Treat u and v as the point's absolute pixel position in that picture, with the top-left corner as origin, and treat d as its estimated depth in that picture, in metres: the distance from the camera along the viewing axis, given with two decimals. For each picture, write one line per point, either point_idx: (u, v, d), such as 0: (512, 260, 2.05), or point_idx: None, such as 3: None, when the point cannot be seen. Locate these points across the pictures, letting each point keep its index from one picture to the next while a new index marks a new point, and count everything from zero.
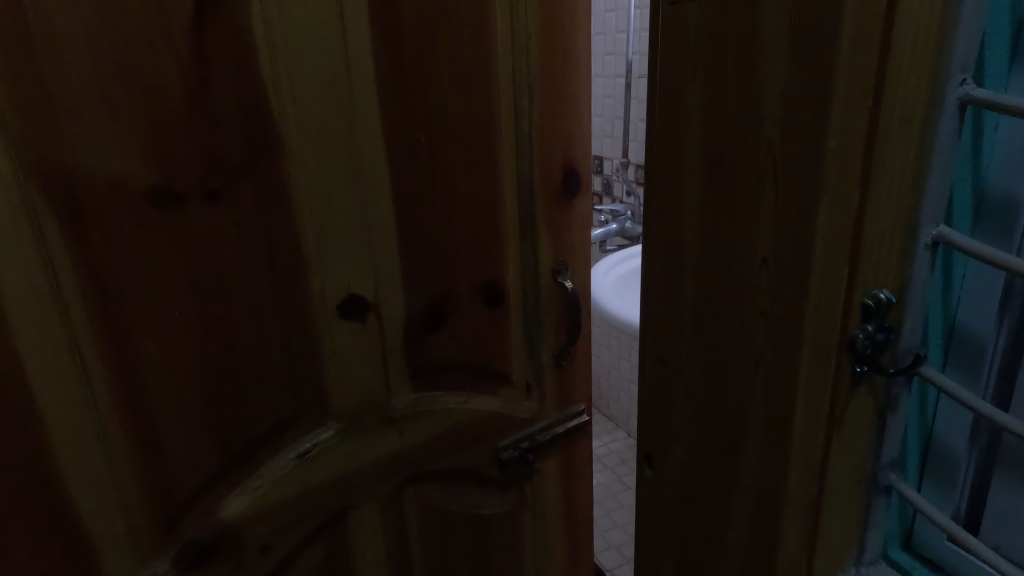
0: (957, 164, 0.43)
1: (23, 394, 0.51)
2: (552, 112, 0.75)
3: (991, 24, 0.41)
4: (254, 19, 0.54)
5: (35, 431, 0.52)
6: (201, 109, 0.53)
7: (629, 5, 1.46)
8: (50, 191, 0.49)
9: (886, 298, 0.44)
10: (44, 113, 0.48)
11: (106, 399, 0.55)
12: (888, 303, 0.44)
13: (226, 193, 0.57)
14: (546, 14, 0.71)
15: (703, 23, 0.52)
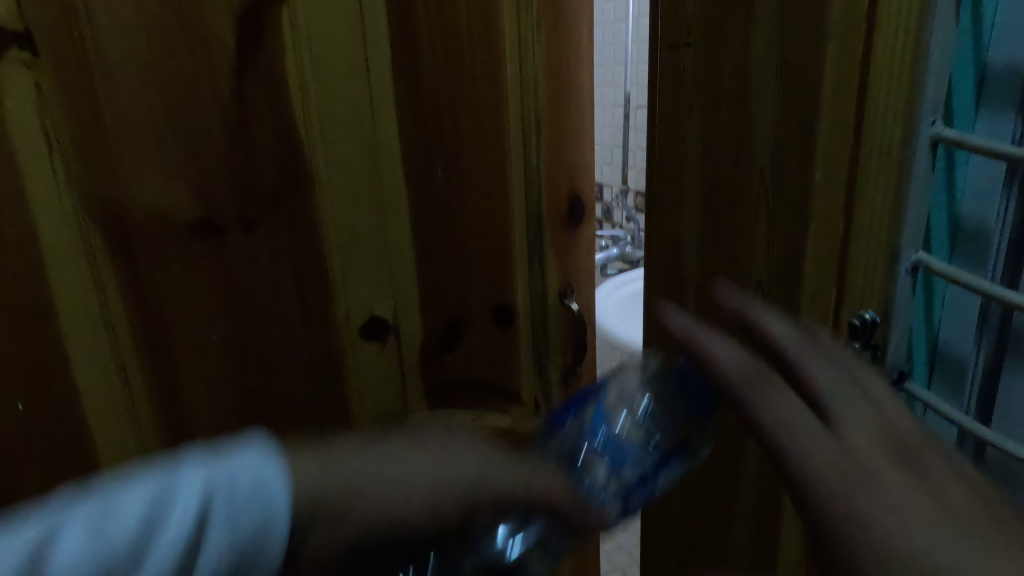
0: (932, 195, 0.47)
1: (74, 400, 0.57)
2: (559, 145, 0.80)
3: (959, 71, 0.45)
4: (289, 64, 0.60)
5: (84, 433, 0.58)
6: (240, 147, 0.58)
7: (627, 40, 1.53)
8: (103, 225, 0.54)
9: (870, 318, 0.50)
10: (99, 152, 0.53)
11: (146, 409, 0.60)
12: (872, 323, 0.50)
13: (261, 223, 0.61)
14: (553, 55, 0.76)
15: (699, 67, 0.58)
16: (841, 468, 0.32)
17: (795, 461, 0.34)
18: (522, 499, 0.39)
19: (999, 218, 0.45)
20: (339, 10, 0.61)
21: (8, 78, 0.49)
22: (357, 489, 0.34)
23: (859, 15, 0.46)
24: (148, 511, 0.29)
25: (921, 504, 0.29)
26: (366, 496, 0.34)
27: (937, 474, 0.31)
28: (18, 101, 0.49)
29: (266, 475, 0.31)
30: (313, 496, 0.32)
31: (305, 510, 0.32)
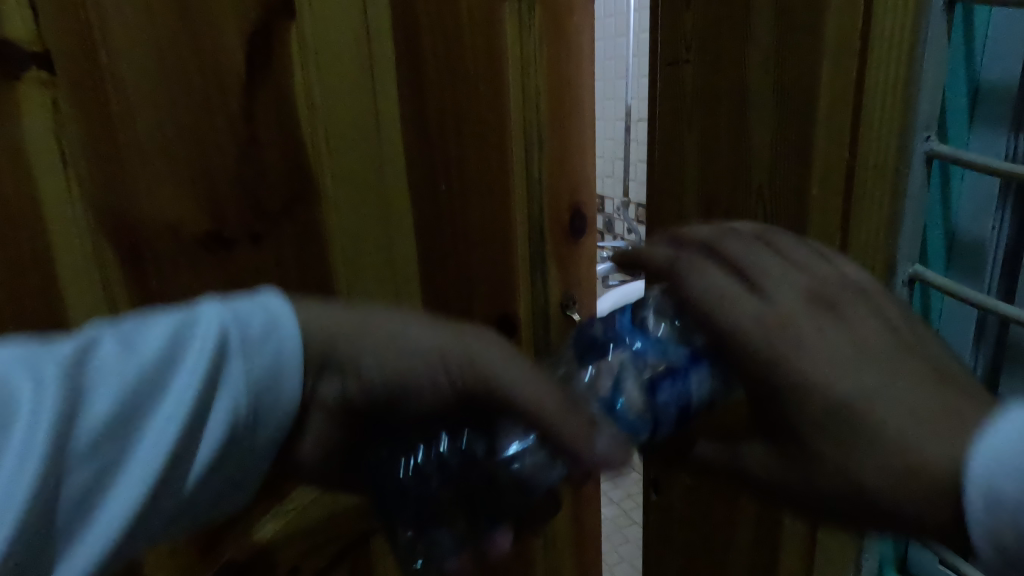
0: (928, 210, 0.50)
1: None
2: (560, 159, 0.82)
3: (952, 89, 0.47)
4: (297, 83, 0.61)
5: None
6: (249, 161, 0.60)
7: (628, 53, 1.55)
8: (114, 237, 0.55)
9: None
10: (111, 167, 0.54)
11: None
12: None
13: (269, 236, 0.63)
14: (555, 71, 0.78)
15: (697, 83, 0.59)
16: (768, 326, 0.39)
17: (722, 320, 0.41)
18: (518, 394, 0.44)
19: (993, 231, 0.48)
20: (346, 30, 0.63)
21: (25, 97, 0.50)
22: (355, 344, 0.46)
23: (852, 36, 0.47)
24: (174, 333, 0.41)
25: (849, 363, 0.36)
26: (364, 350, 0.46)
27: (847, 317, 0.38)
28: (34, 120, 0.50)
29: (277, 315, 0.44)
30: (321, 331, 0.46)
31: (314, 350, 0.45)
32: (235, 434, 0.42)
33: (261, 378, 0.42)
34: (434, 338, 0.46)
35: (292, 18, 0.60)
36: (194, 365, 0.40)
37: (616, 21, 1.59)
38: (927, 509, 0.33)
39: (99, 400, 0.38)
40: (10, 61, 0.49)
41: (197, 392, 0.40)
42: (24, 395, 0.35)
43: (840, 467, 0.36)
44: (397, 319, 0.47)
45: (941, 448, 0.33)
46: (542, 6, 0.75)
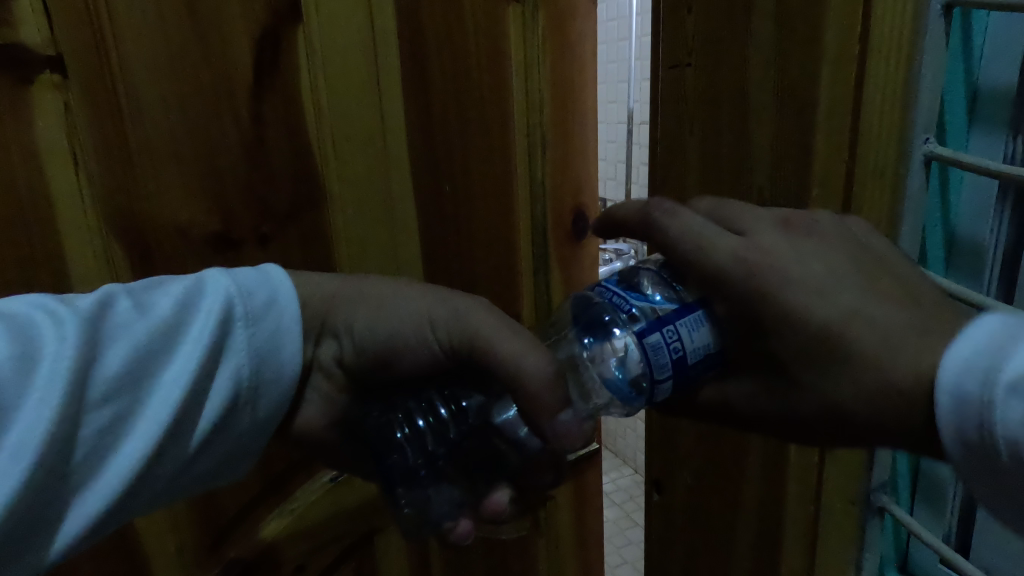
0: (927, 211, 0.51)
1: None
2: (563, 162, 0.82)
3: (951, 94, 0.49)
4: (304, 86, 0.62)
5: None
6: (257, 164, 0.61)
7: (630, 57, 1.56)
8: (125, 238, 0.56)
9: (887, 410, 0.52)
10: (122, 170, 0.55)
11: None
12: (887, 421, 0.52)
13: (276, 238, 0.64)
14: (558, 74, 0.79)
15: (699, 86, 0.60)
16: (750, 261, 0.41)
17: (704, 261, 0.42)
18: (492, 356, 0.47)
19: (993, 234, 0.49)
20: (353, 34, 0.64)
21: (39, 100, 0.51)
22: (353, 310, 0.50)
23: (852, 40, 0.48)
24: (182, 298, 0.42)
25: (832, 284, 0.39)
26: (353, 309, 0.50)
27: (810, 243, 0.41)
28: (47, 123, 0.52)
29: (279, 290, 0.45)
30: (319, 304, 0.50)
31: (314, 321, 0.50)
32: (237, 398, 0.43)
33: (265, 348, 0.44)
34: (428, 299, 0.50)
35: (299, 23, 0.61)
36: (203, 327, 0.42)
37: (619, 25, 1.60)
38: (898, 413, 0.38)
39: (110, 350, 0.39)
40: (24, 65, 0.50)
41: (204, 353, 0.41)
42: (46, 343, 0.37)
43: (826, 381, 0.40)
44: (382, 283, 0.51)
45: (909, 357, 0.37)
46: (545, 10, 0.75)
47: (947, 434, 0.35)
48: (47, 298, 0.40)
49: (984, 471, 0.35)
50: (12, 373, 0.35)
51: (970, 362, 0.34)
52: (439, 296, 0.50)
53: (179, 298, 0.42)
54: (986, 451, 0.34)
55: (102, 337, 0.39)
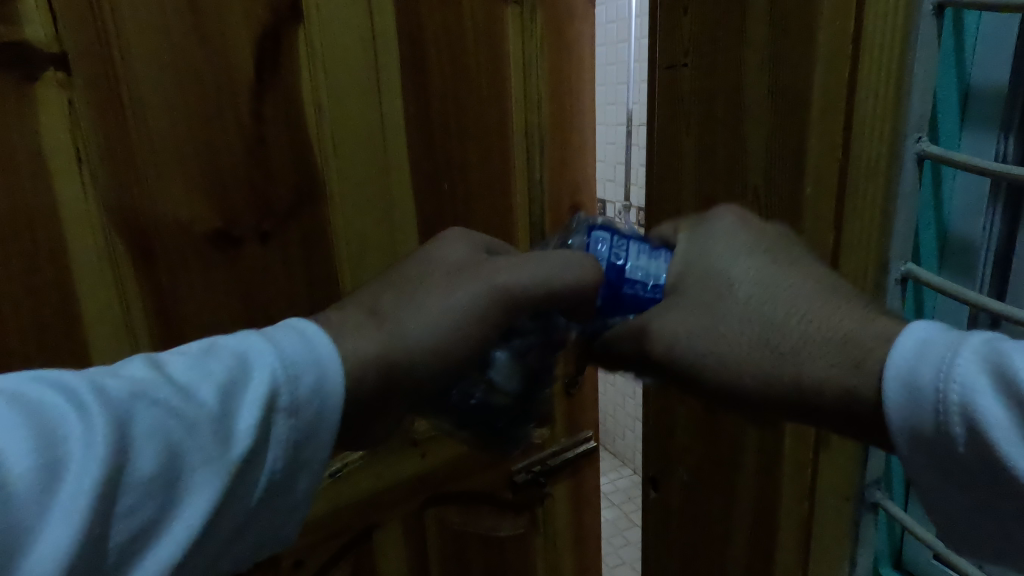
0: (920, 209, 0.52)
1: None
2: (561, 161, 0.83)
3: (943, 93, 0.49)
4: (305, 86, 0.63)
5: None
6: (257, 162, 0.62)
7: (629, 59, 1.57)
8: (127, 235, 0.57)
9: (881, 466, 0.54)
10: (124, 166, 0.56)
11: None
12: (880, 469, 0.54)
13: (277, 235, 0.64)
14: (556, 73, 0.80)
15: (695, 86, 0.61)
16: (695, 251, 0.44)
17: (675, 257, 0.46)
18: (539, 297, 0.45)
19: (985, 230, 0.51)
20: (353, 34, 0.64)
21: (43, 97, 0.52)
22: (410, 326, 0.44)
23: (844, 41, 0.49)
24: (227, 377, 0.36)
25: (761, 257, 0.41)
26: (421, 334, 0.44)
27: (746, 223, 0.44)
28: (51, 119, 0.52)
29: (325, 364, 0.39)
30: (375, 364, 0.42)
31: (382, 369, 0.42)
32: (275, 484, 0.37)
33: (307, 430, 0.38)
34: (471, 285, 0.45)
35: (301, 25, 0.62)
36: (247, 417, 0.36)
37: (619, 27, 1.61)
38: (824, 367, 0.37)
39: (143, 443, 0.33)
40: (29, 63, 0.51)
41: (250, 442, 0.35)
42: (73, 442, 0.31)
43: (763, 335, 0.39)
44: (417, 279, 0.47)
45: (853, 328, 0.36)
46: (544, 12, 0.76)
47: (893, 417, 0.34)
48: (63, 377, 0.33)
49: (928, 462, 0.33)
50: (33, 482, 0.29)
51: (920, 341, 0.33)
52: (473, 271, 0.46)
53: (220, 374, 0.36)
54: (933, 434, 0.32)
55: (131, 426, 0.33)
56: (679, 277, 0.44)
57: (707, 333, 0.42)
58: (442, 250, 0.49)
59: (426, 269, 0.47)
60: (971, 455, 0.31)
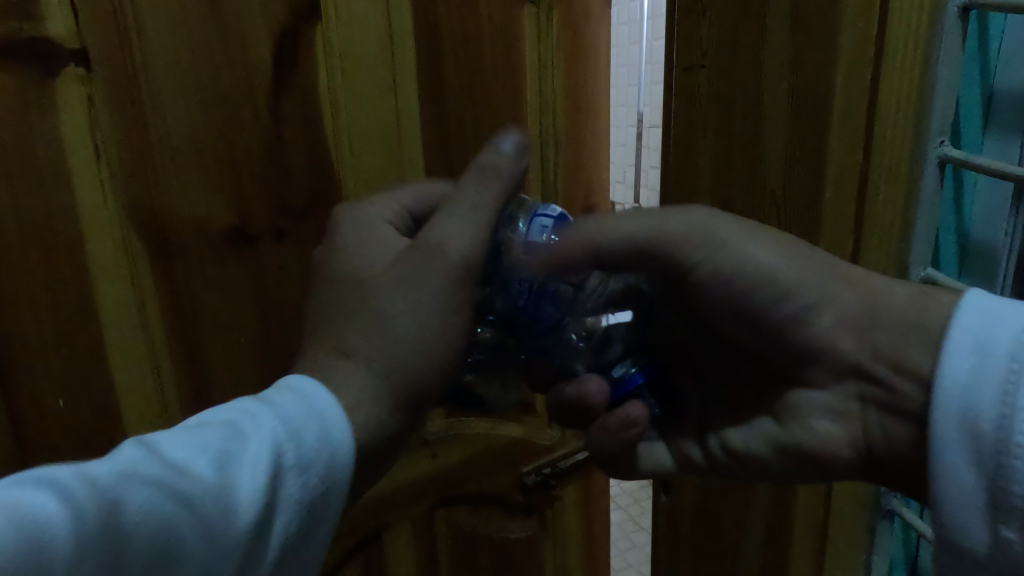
0: (941, 213, 0.53)
1: (110, 399, 0.59)
2: (575, 161, 0.83)
3: (966, 95, 0.50)
4: (321, 85, 0.63)
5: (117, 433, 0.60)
6: (275, 160, 0.62)
7: (641, 61, 1.56)
8: (144, 232, 0.57)
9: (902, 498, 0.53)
10: (143, 165, 0.56)
11: (175, 403, 0.62)
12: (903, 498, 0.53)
13: (292, 234, 0.64)
14: (571, 73, 0.79)
15: (714, 89, 0.60)
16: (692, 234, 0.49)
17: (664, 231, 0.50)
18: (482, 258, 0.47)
19: (1007, 238, 0.51)
20: (371, 33, 0.64)
21: (64, 93, 0.52)
22: (397, 335, 0.44)
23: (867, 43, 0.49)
24: (224, 451, 0.38)
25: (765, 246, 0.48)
26: (420, 368, 0.45)
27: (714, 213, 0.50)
28: (72, 115, 0.52)
29: (330, 425, 0.41)
30: (373, 399, 0.44)
31: (387, 404, 0.44)
32: (286, 552, 0.39)
33: (314, 493, 0.40)
34: (444, 286, 0.45)
35: (319, 23, 0.61)
36: (253, 488, 0.37)
37: (630, 29, 1.59)
38: (888, 303, 0.44)
39: (144, 527, 0.34)
40: (51, 59, 0.51)
41: (255, 514, 0.37)
42: (59, 547, 0.30)
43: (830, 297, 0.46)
44: (370, 305, 0.45)
45: (917, 297, 0.44)
46: (560, 12, 0.76)
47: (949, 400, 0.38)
48: (53, 473, 0.33)
49: (964, 429, 0.38)
50: None
51: (986, 312, 0.39)
52: (420, 270, 0.45)
53: (214, 449, 0.38)
54: (995, 402, 0.37)
55: (127, 516, 0.33)
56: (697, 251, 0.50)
57: (773, 293, 0.48)
58: (372, 263, 0.47)
59: (372, 285, 0.45)
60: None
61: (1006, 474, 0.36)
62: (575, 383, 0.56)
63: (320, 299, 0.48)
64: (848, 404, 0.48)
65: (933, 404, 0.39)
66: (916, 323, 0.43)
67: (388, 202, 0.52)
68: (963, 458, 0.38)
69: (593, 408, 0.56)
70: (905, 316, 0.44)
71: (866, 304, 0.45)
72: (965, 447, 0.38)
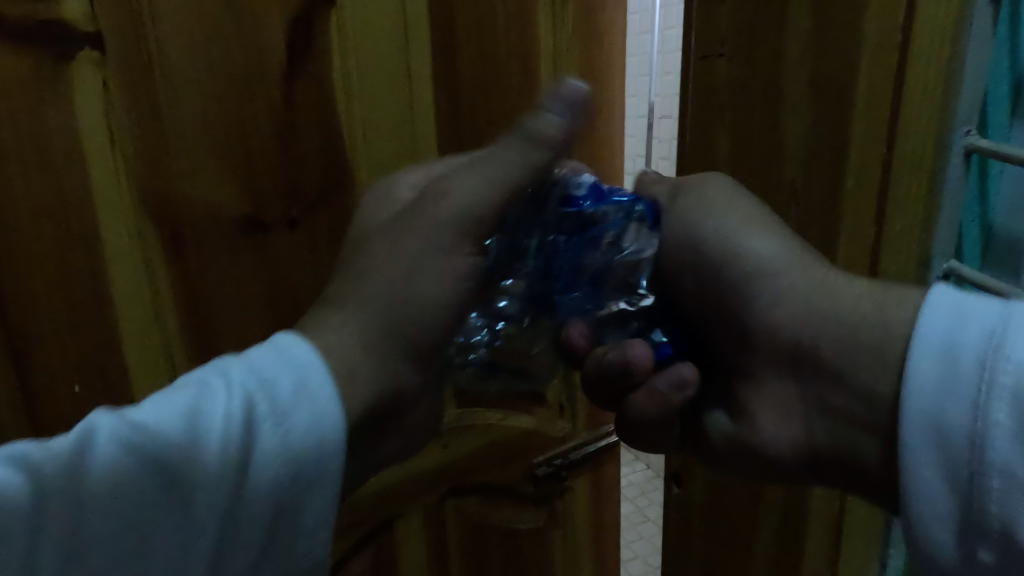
0: (965, 202, 0.52)
1: (125, 385, 0.59)
2: (589, 150, 0.82)
3: (995, 82, 0.49)
4: (334, 70, 0.62)
5: None
6: (288, 146, 0.61)
7: (652, 50, 1.54)
8: (156, 218, 0.57)
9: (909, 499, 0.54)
10: (156, 150, 0.55)
11: None
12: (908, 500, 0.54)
13: (305, 221, 0.64)
14: (586, 61, 0.78)
15: (731, 77, 0.59)
16: (689, 224, 0.53)
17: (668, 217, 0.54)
18: (493, 206, 0.50)
19: None
20: (384, 18, 0.63)
21: (79, 76, 0.51)
22: (384, 294, 0.48)
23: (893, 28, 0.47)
24: (192, 403, 0.40)
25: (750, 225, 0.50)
26: (410, 318, 0.48)
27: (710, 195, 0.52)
28: (86, 99, 0.52)
29: (303, 369, 0.42)
30: (364, 350, 0.46)
31: (378, 354, 0.47)
32: (282, 489, 0.40)
33: (291, 433, 0.40)
34: (434, 243, 0.49)
35: (332, 8, 0.61)
36: (223, 433, 0.39)
37: (641, 17, 1.57)
38: (849, 301, 0.44)
39: (103, 488, 0.36)
40: (65, 42, 0.50)
41: (230, 457, 0.39)
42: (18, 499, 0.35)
43: (788, 291, 0.47)
44: (369, 252, 0.50)
45: (880, 298, 0.43)
46: None
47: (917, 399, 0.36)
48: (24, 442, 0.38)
49: (934, 439, 0.35)
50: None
51: (960, 304, 0.38)
52: (419, 222, 0.50)
53: (178, 409, 0.39)
54: (966, 412, 0.34)
55: (90, 469, 0.37)
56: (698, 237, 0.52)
57: (747, 276, 0.49)
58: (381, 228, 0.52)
59: (371, 244, 0.50)
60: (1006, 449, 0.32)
61: (979, 493, 0.33)
62: (619, 346, 0.56)
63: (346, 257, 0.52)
64: (794, 403, 0.48)
65: (902, 415, 0.37)
66: (863, 323, 0.43)
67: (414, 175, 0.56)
68: (935, 469, 0.35)
69: (638, 372, 0.55)
70: (857, 313, 0.44)
71: (810, 293, 0.46)
72: (933, 461, 0.35)
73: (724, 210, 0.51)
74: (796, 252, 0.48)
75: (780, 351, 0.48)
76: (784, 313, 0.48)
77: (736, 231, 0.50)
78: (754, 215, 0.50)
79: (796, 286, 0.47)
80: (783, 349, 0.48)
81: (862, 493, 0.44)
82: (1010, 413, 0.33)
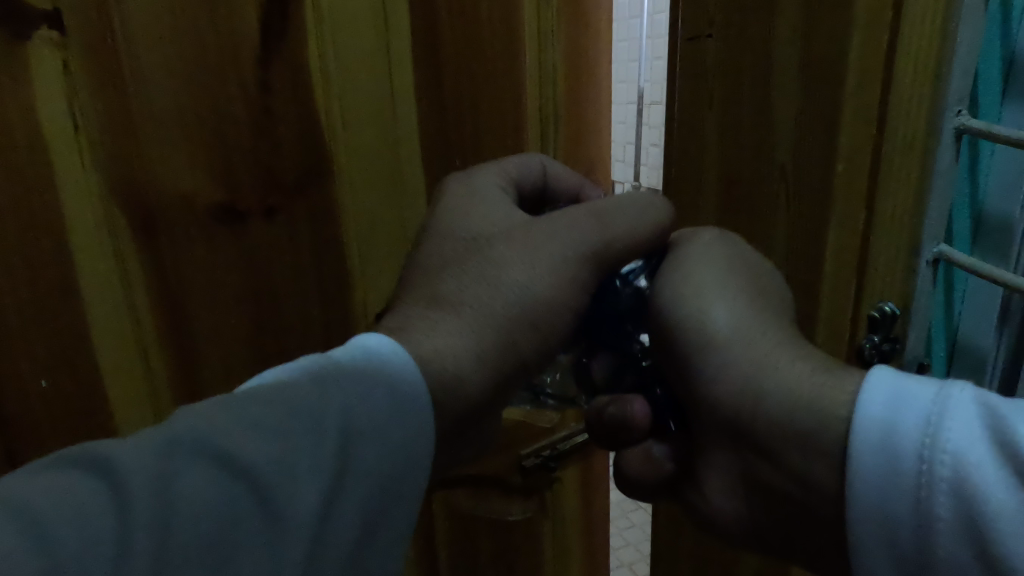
0: (955, 187, 0.51)
1: (96, 378, 0.57)
2: (574, 132, 0.81)
3: (987, 61, 0.48)
4: (310, 53, 0.60)
5: (103, 411, 0.58)
6: (261, 132, 0.59)
7: (642, 35, 1.52)
8: (125, 205, 0.54)
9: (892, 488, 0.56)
10: (124, 137, 0.53)
11: (163, 382, 0.61)
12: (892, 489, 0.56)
13: (283, 210, 0.62)
14: (571, 41, 0.76)
15: (720, 56, 0.57)
16: (662, 291, 0.49)
17: (656, 282, 0.51)
18: (628, 246, 0.51)
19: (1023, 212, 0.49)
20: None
21: (36, 58, 0.49)
22: (495, 310, 0.47)
23: None
24: (283, 406, 0.40)
25: (716, 286, 0.48)
26: (526, 335, 0.48)
27: (689, 257, 0.50)
28: (46, 81, 0.50)
29: (388, 365, 0.42)
30: (478, 357, 0.46)
31: (492, 368, 0.47)
32: (378, 482, 0.41)
33: (383, 428, 0.42)
34: (551, 256, 0.49)
35: None
36: (317, 433, 0.40)
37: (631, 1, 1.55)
38: (791, 371, 0.42)
39: (196, 490, 0.36)
40: (21, 21, 0.48)
41: (332, 457, 0.40)
42: (107, 507, 0.35)
43: (726, 364, 0.45)
44: (496, 258, 0.48)
45: (820, 374, 0.41)
46: None
47: (873, 481, 0.36)
48: (97, 448, 0.37)
49: (882, 532, 0.36)
50: (76, 539, 0.33)
51: (899, 385, 0.37)
52: (550, 234, 0.49)
53: (270, 410, 0.40)
54: (911, 504, 0.35)
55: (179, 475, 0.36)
56: (661, 296, 0.49)
57: (699, 342, 0.46)
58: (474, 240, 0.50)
59: (483, 248, 0.49)
60: (951, 545, 0.34)
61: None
62: (618, 401, 0.54)
63: (434, 265, 0.50)
64: (734, 477, 0.46)
65: (849, 504, 0.37)
66: (816, 406, 0.40)
67: (495, 172, 0.56)
68: (883, 555, 0.36)
69: (636, 430, 0.53)
70: (797, 393, 0.41)
71: (755, 367, 0.43)
72: (882, 547, 0.36)
73: (683, 269, 0.49)
74: (749, 320, 0.45)
75: (715, 422, 0.46)
76: (729, 386, 0.44)
77: (692, 292, 0.48)
78: (716, 274, 0.48)
79: (747, 356, 0.44)
80: (725, 424, 0.45)
81: (811, 564, 0.43)
82: (952, 506, 0.34)
